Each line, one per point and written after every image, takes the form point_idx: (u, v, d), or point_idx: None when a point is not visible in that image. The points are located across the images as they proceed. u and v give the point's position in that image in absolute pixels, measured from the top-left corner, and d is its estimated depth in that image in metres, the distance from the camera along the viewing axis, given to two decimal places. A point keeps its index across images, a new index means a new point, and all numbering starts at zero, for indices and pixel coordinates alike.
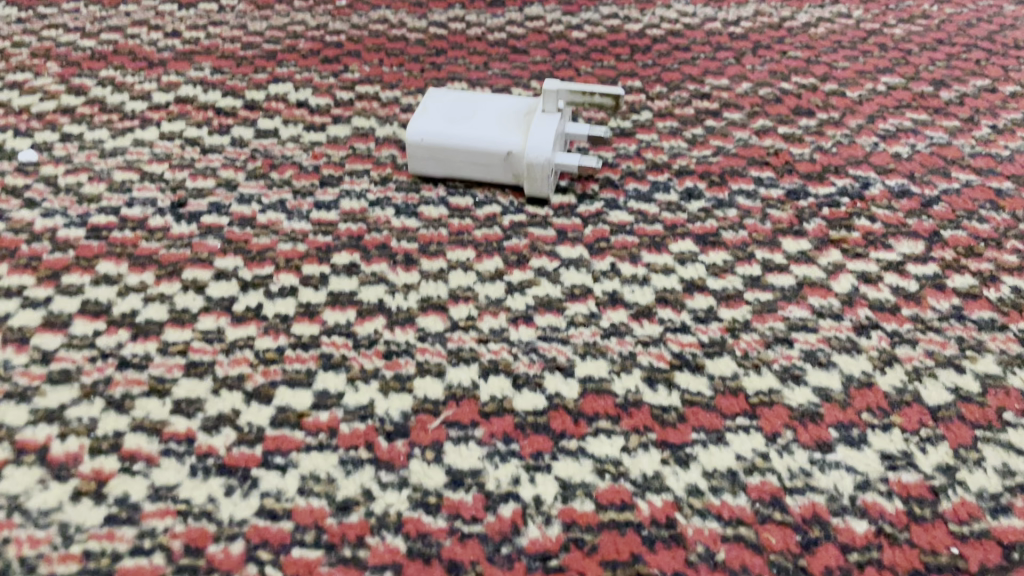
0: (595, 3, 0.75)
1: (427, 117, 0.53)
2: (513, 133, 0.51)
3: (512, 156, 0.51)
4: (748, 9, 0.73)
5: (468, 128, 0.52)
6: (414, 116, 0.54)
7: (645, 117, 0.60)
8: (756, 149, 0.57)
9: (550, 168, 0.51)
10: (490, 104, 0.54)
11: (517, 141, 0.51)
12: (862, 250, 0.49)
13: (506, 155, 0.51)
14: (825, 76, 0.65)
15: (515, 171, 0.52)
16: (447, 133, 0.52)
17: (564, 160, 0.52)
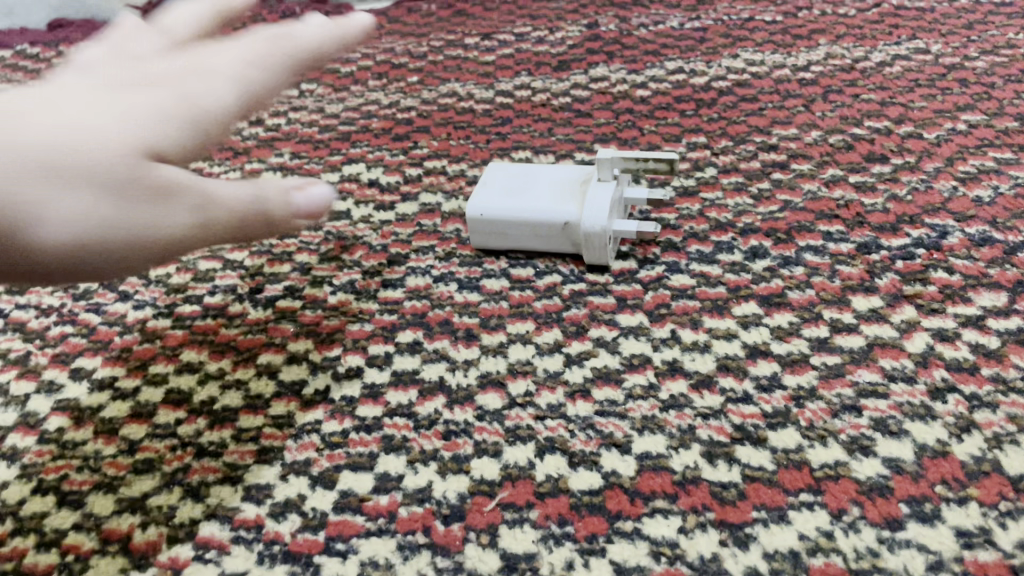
0: (660, 59, 0.75)
1: (487, 193, 0.54)
2: (567, 205, 0.52)
3: (569, 226, 0.52)
4: (818, 52, 0.72)
5: (525, 202, 0.53)
6: (474, 193, 0.55)
7: (709, 174, 0.60)
8: (826, 202, 0.56)
9: (605, 236, 0.51)
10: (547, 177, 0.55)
11: (572, 212, 0.52)
12: (938, 305, 0.47)
13: (563, 226, 0.52)
14: (900, 118, 0.62)
15: (573, 240, 0.53)
16: (505, 207, 0.53)
17: (622, 226, 0.53)
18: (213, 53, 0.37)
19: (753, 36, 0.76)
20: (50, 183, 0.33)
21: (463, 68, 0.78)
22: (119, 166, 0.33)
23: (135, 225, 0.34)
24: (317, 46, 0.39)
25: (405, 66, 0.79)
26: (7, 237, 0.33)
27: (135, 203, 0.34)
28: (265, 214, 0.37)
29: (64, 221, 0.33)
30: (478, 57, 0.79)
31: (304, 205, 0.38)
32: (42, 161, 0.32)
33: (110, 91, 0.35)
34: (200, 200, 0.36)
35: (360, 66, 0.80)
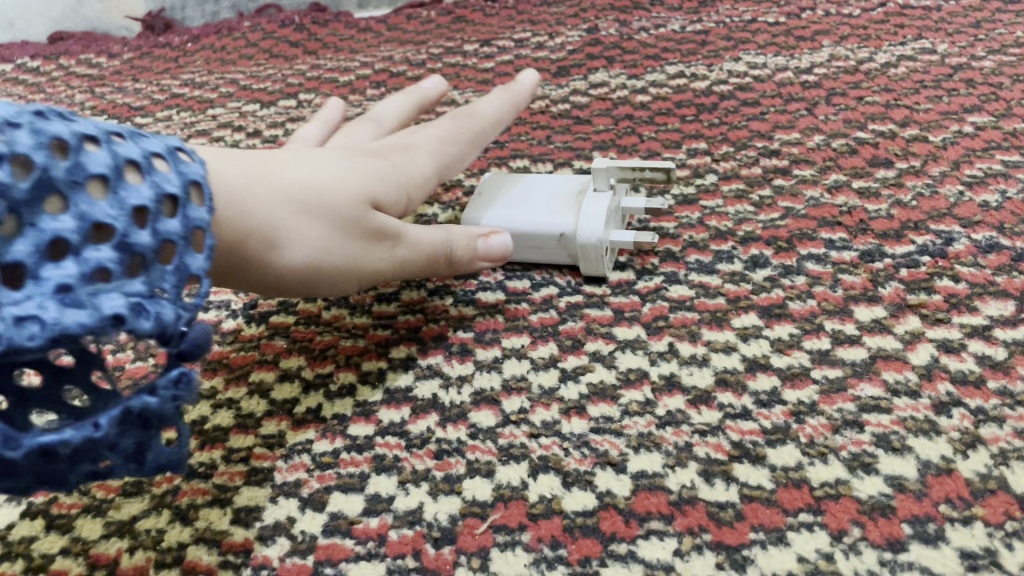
0: (661, 63, 0.74)
1: (483, 206, 0.54)
2: (564, 216, 0.51)
3: (565, 238, 0.51)
4: (821, 54, 0.71)
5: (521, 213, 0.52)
6: (472, 206, 0.54)
7: (710, 181, 0.59)
8: (829, 208, 0.55)
9: (602, 248, 0.50)
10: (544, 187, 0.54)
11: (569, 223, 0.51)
12: (943, 314, 0.46)
13: (559, 238, 0.51)
14: (905, 121, 0.61)
15: (569, 252, 0.52)
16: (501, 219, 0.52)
17: (619, 236, 0.52)
18: (423, 139, 0.54)
19: (756, 38, 0.75)
20: (302, 214, 0.43)
21: (462, 75, 0.77)
22: (353, 209, 0.45)
23: (345, 252, 0.44)
24: (496, 116, 0.59)
25: (404, 75, 0.79)
26: (263, 258, 0.42)
27: (350, 238, 0.44)
28: (450, 255, 0.49)
29: (300, 245, 0.42)
30: (476, 64, 0.78)
31: (484, 251, 0.50)
32: (298, 196, 0.43)
33: (346, 155, 0.48)
34: (393, 240, 0.46)
35: (359, 75, 0.80)
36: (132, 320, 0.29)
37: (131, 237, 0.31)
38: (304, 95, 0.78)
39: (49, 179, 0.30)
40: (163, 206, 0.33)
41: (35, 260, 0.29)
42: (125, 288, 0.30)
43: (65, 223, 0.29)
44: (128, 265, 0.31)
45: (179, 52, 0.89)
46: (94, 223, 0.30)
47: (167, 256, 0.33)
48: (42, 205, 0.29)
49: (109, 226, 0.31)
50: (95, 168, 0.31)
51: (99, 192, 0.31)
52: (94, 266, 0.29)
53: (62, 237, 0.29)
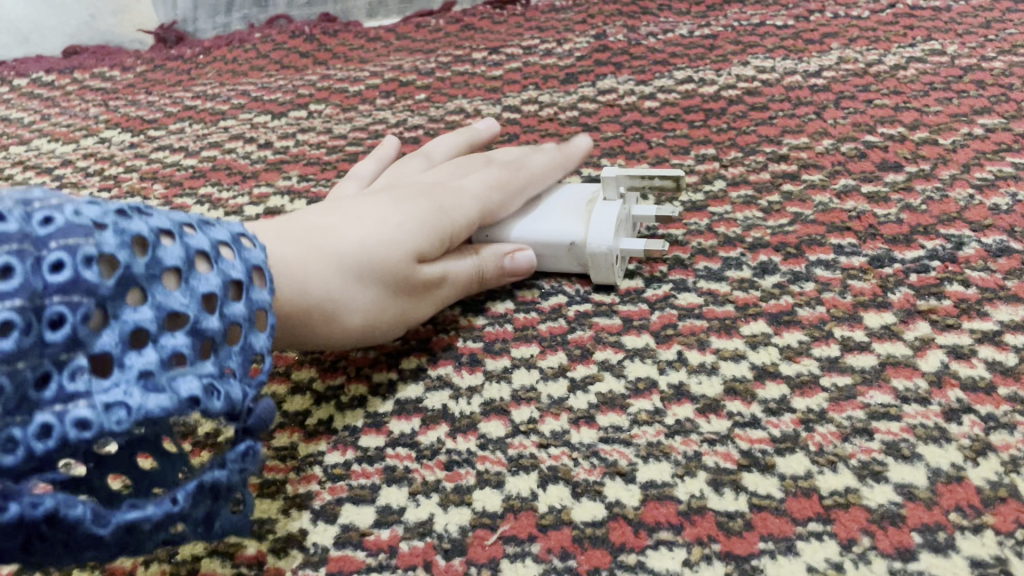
0: (669, 68, 0.74)
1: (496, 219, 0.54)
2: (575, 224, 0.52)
3: (575, 247, 0.51)
4: (829, 57, 0.70)
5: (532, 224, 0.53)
6: None
7: (718, 187, 0.59)
8: (838, 214, 0.54)
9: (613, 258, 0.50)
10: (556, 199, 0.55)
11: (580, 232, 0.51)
12: (954, 320, 0.46)
13: (570, 246, 0.51)
14: (914, 123, 0.61)
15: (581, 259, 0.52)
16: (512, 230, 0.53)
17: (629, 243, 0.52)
18: (472, 181, 0.53)
19: (764, 41, 0.75)
20: (354, 282, 0.44)
21: (471, 84, 0.78)
22: (401, 267, 0.46)
23: (393, 314, 0.47)
24: (543, 171, 0.57)
25: (413, 84, 0.79)
26: (320, 328, 0.44)
27: (397, 299, 0.47)
28: (482, 282, 0.51)
29: (350, 317, 0.45)
30: (485, 72, 0.79)
31: (512, 267, 0.51)
32: (350, 264, 0.44)
33: (391, 201, 0.49)
34: (433, 288, 0.48)
35: (368, 85, 0.81)
36: (205, 401, 0.32)
37: (203, 323, 0.34)
38: (315, 105, 0.79)
39: (130, 272, 0.32)
40: (230, 290, 0.36)
41: (121, 351, 0.31)
42: (199, 372, 0.32)
43: (145, 313, 0.32)
44: (200, 349, 0.33)
45: (191, 64, 0.89)
46: (170, 312, 0.33)
47: (237, 336, 0.35)
48: (125, 297, 0.32)
49: (184, 315, 0.33)
50: (169, 262, 0.34)
51: (173, 283, 0.34)
52: (173, 353, 0.32)
53: (143, 327, 0.32)
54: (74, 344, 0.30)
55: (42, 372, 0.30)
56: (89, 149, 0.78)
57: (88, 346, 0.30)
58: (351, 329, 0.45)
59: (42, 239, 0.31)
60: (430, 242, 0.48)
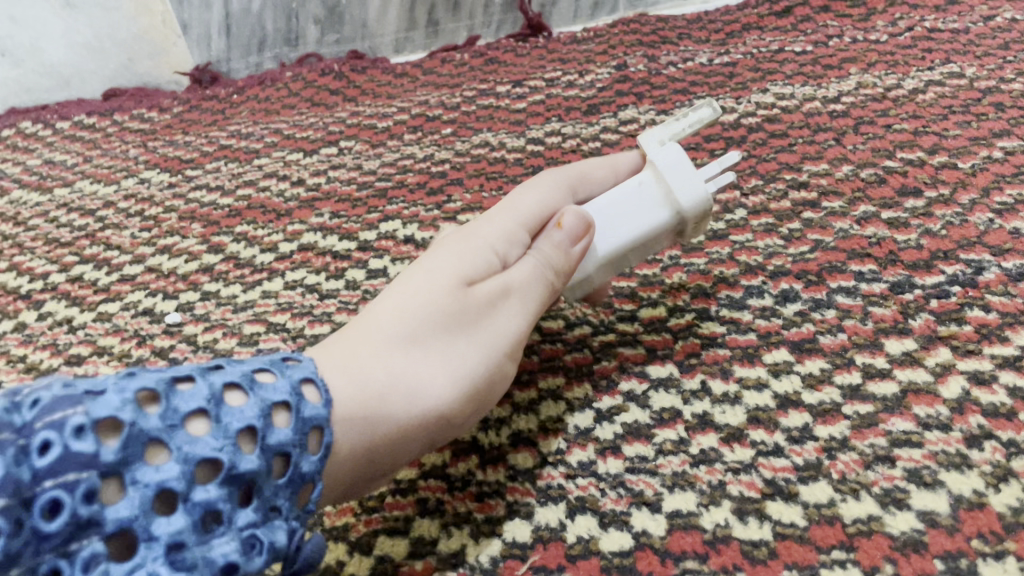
0: (689, 97, 0.75)
1: None
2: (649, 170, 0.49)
3: (645, 180, 0.49)
4: (848, 82, 0.71)
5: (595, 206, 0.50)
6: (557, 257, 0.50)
7: (739, 216, 0.60)
8: (858, 240, 0.55)
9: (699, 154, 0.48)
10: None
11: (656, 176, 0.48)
12: (974, 346, 0.46)
13: (640, 184, 0.49)
14: (934, 147, 0.61)
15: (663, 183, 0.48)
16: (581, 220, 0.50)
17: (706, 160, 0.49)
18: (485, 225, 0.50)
19: (783, 67, 0.76)
20: (394, 362, 0.41)
21: (496, 117, 0.80)
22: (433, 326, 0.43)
23: (472, 363, 0.43)
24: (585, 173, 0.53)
25: (440, 118, 0.82)
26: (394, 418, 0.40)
27: (463, 352, 0.43)
28: (555, 271, 0.47)
29: (425, 394, 0.41)
30: (509, 105, 0.81)
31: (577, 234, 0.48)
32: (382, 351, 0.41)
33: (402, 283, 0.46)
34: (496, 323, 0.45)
35: (396, 121, 0.83)
36: (244, 563, 0.32)
37: (236, 467, 0.33)
38: (345, 142, 0.81)
39: (141, 434, 0.32)
40: (271, 420, 0.35)
41: (143, 519, 0.31)
42: (236, 530, 0.32)
43: (168, 471, 0.32)
44: (229, 495, 0.33)
45: (225, 103, 0.93)
46: (194, 463, 0.32)
47: (280, 469, 0.35)
48: (141, 460, 0.32)
49: (215, 464, 0.33)
50: (190, 412, 0.33)
51: (202, 432, 0.33)
52: (199, 507, 0.32)
53: (166, 488, 0.31)
54: (90, 526, 0.30)
55: (53, 566, 0.30)
56: (130, 189, 0.81)
57: (106, 524, 0.30)
58: (443, 407, 0.41)
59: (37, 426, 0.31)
60: (455, 290, 0.44)
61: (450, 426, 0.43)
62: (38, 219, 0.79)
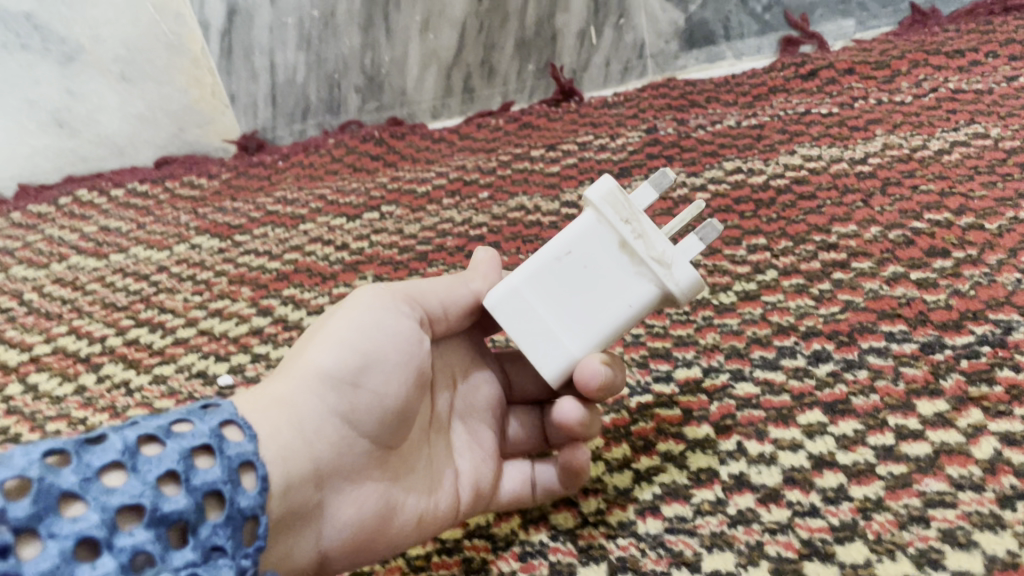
0: (719, 159, 0.78)
1: None
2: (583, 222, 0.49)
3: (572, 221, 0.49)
4: (874, 143, 0.73)
5: None
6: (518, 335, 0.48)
7: (770, 276, 0.62)
8: (888, 301, 0.57)
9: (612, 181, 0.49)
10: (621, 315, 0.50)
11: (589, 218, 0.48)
12: (1005, 406, 0.47)
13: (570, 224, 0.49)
14: (961, 208, 0.63)
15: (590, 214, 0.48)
16: None
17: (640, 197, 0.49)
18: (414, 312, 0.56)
19: (810, 130, 0.78)
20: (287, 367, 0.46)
21: (531, 181, 0.83)
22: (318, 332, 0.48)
23: (343, 325, 0.46)
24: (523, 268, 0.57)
25: (476, 183, 0.85)
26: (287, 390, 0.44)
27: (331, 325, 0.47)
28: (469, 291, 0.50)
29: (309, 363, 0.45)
30: (544, 168, 0.84)
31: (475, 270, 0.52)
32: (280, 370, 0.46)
33: None
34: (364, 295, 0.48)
35: (435, 185, 0.87)
36: None
37: (161, 509, 0.34)
38: (386, 207, 0.85)
39: (53, 489, 0.33)
40: (192, 462, 0.37)
41: (66, 567, 0.31)
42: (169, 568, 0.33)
43: (87, 521, 0.33)
44: (158, 538, 0.34)
45: (271, 170, 0.97)
46: (114, 511, 0.33)
47: (210, 508, 0.36)
48: (53, 513, 0.32)
49: (137, 509, 0.34)
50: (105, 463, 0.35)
51: (119, 480, 0.35)
52: (127, 552, 0.33)
53: (86, 535, 0.32)
54: None
55: None
56: (182, 255, 0.84)
57: None
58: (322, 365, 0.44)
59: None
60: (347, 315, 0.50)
61: (353, 386, 0.44)
62: (95, 284, 0.83)
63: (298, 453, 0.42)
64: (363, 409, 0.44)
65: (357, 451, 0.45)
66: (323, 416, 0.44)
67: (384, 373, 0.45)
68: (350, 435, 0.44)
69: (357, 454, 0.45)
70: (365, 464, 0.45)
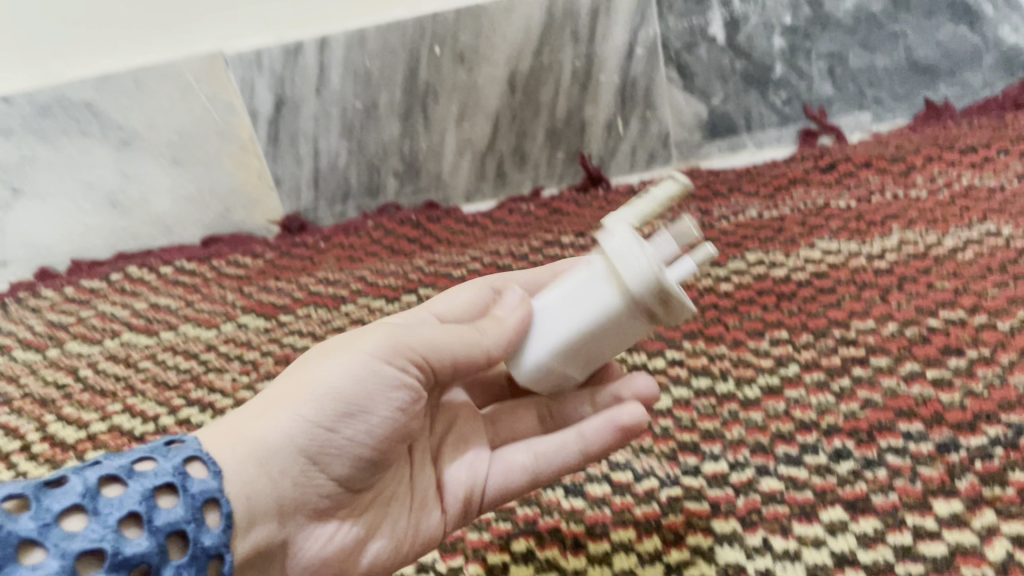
0: (742, 250, 0.82)
1: None
2: (599, 278, 0.48)
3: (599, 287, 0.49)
4: (891, 239, 0.77)
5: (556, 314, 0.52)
6: None
7: (792, 370, 0.65)
8: (905, 399, 0.60)
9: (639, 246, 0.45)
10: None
11: (607, 282, 0.48)
12: (1018, 509, 0.50)
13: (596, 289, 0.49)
14: (974, 307, 0.66)
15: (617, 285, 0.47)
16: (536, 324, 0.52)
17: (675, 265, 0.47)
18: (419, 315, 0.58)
19: (829, 223, 0.82)
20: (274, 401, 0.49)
21: None
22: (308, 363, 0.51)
23: (329, 372, 0.49)
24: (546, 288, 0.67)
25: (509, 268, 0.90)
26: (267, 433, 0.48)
27: (321, 367, 0.50)
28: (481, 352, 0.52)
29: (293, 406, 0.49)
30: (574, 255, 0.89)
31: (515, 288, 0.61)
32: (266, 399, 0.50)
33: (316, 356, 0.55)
34: (360, 338, 0.50)
35: (469, 269, 0.91)
36: None
37: (118, 551, 0.41)
38: (424, 290, 0.89)
39: (12, 538, 0.39)
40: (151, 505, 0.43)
41: None
42: None
43: (46, 566, 0.39)
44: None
45: (314, 251, 1.02)
46: (73, 557, 0.39)
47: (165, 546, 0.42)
48: (15, 560, 0.39)
49: (94, 552, 0.40)
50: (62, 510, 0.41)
51: (76, 525, 0.41)
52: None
53: None
54: None
55: None
56: (230, 334, 0.89)
57: None
58: (302, 411, 0.48)
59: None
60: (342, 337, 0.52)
61: (328, 432, 0.49)
62: (146, 361, 0.88)
63: (269, 491, 0.48)
64: (334, 451, 0.49)
65: (326, 487, 0.51)
66: (291, 454, 0.49)
67: (366, 423, 0.49)
68: (319, 473, 0.50)
69: (325, 490, 0.51)
70: (328, 496, 0.51)
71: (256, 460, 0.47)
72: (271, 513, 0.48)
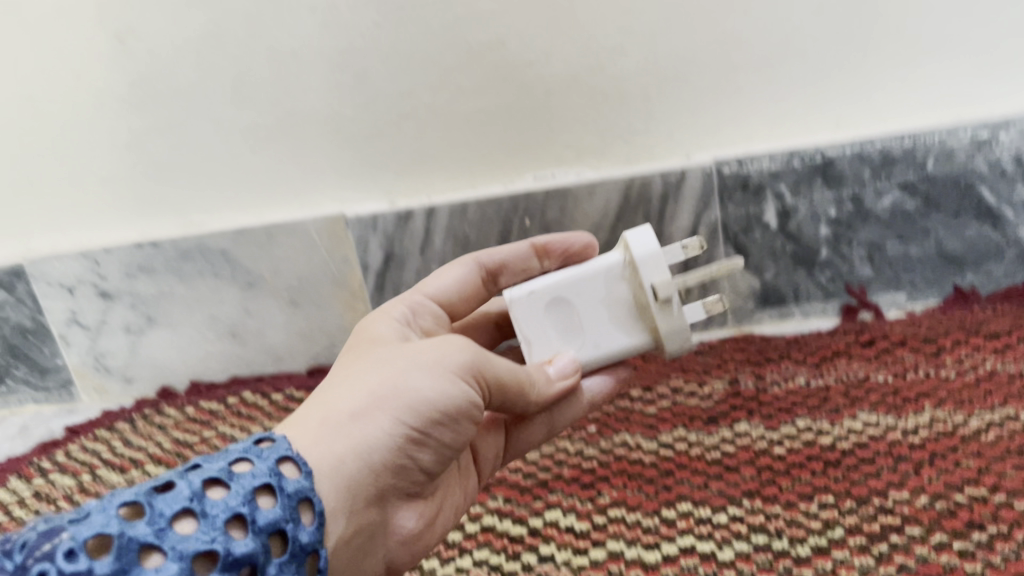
0: (792, 416, 0.94)
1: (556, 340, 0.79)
2: (642, 333, 0.77)
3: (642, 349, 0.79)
4: (924, 416, 0.89)
5: (598, 339, 0.78)
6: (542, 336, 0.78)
7: (838, 532, 0.77)
8: (935, 566, 0.71)
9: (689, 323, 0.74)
10: (593, 291, 0.77)
11: (643, 333, 0.78)
12: None
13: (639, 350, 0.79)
14: (995, 486, 0.78)
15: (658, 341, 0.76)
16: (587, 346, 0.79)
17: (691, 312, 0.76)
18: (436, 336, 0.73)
19: (868, 396, 0.94)
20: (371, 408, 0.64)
21: (632, 418, 1.01)
22: (388, 376, 0.66)
23: (420, 387, 0.65)
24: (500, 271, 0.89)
25: None
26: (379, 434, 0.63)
27: (410, 380, 0.65)
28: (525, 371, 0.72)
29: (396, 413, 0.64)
30: (643, 408, 1.02)
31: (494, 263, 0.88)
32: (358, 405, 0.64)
33: (364, 361, 0.70)
34: (442, 357, 0.67)
35: None
36: None
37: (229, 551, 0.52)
38: None
39: (142, 539, 0.50)
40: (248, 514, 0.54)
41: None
42: None
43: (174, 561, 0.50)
44: None
45: None
46: (193, 554, 0.51)
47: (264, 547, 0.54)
48: (145, 557, 0.49)
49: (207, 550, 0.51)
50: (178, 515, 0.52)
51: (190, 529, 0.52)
52: None
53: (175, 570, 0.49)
54: None
55: None
56: None
57: None
58: (400, 414, 0.64)
59: (64, 540, 0.49)
60: (405, 355, 0.68)
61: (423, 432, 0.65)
62: None
63: (366, 479, 0.63)
64: (421, 445, 0.66)
65: (415, 476, 0.69)
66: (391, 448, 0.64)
67: (446, 431, 0.66)
68: (408, 467, 0.67)
69: (406, 476, 0.68)
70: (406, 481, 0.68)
71: (359, 452, 0.63)
72: (368, 496, 0.64)
